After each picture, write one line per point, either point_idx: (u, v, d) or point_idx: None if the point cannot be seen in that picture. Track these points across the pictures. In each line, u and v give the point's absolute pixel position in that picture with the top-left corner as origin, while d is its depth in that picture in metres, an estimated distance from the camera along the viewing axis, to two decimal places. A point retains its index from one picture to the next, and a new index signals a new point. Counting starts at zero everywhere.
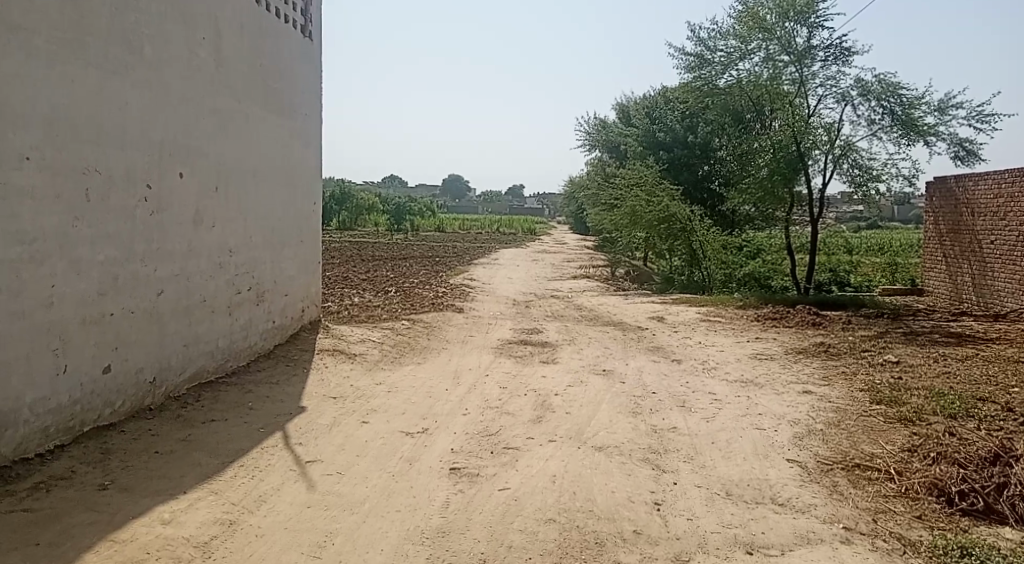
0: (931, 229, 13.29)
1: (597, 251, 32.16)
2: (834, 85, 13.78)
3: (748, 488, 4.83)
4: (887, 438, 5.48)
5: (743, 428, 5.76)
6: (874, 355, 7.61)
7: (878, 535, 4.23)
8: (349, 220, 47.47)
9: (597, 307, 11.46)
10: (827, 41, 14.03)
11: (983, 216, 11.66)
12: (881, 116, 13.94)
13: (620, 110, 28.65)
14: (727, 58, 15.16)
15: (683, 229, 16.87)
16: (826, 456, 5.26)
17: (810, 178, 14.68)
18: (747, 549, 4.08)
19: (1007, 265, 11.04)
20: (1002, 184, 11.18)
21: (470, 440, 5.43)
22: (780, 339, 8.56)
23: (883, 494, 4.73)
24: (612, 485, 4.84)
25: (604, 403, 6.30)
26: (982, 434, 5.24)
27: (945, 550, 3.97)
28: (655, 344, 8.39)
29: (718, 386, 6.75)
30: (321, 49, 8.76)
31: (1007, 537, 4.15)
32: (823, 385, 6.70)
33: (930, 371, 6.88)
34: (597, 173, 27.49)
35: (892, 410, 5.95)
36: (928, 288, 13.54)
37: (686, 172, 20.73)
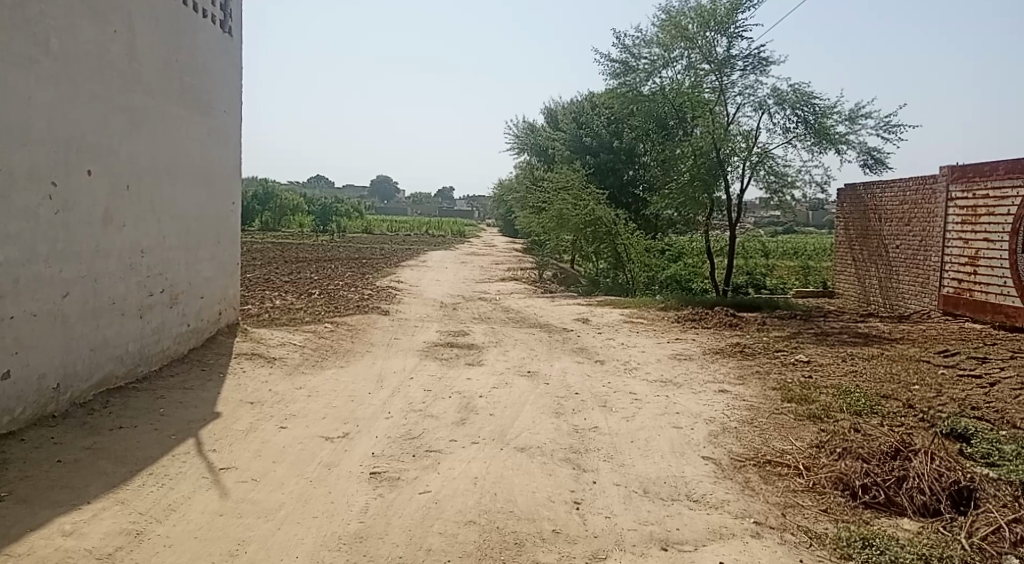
0: (842, 234, 13.90)
1: (526, 253, 32.31)
2: (752, 94, 14.27)
3: (664, 485, 4.96)
4: (796, 435, 5.69)
5: (661, 426, 5.89)
6: (787, 354, 7.91)
7: (786, 529, 4.41)
8: (273, 220, 46.33)
9: (523, 309, 11.55)
10: (745, 51, 14.51)
11: (889, 222, 12.22)
12: (795, 125, 14.48)
13: (548, 114, 28.98)
14: (651, 66, 15.41)
15: (608, 233, 17.06)
16: (739, 453, 5.43)
17: (729, 185, 15.13)
18: (662, 545, 4.20)
19: (911, 269, 11.59)
20: (906, 192, 11.70)
21: (391, 444, 5.39)
22: (699, 340, 8.79)
23: (792, 489, 4.92)
24: (532, 485, 4.88)
25: (527, 404, 6.34)
26: (884, 430, 5.50)
27: (848, 541, 4.19)
28: (580, 346, 8.50)
29: (639, 386, 6.88)
30: (240, 45, 8.54)
31: (905, 528, 4.41)
32: (738, 384, 6.91)
33: (839, 370, 7.19)
34: (525, 176, 27.61)
35: (802, 407, 6.18)
36: (838, 291, 14.15)
37: (612, 177, 21.11)
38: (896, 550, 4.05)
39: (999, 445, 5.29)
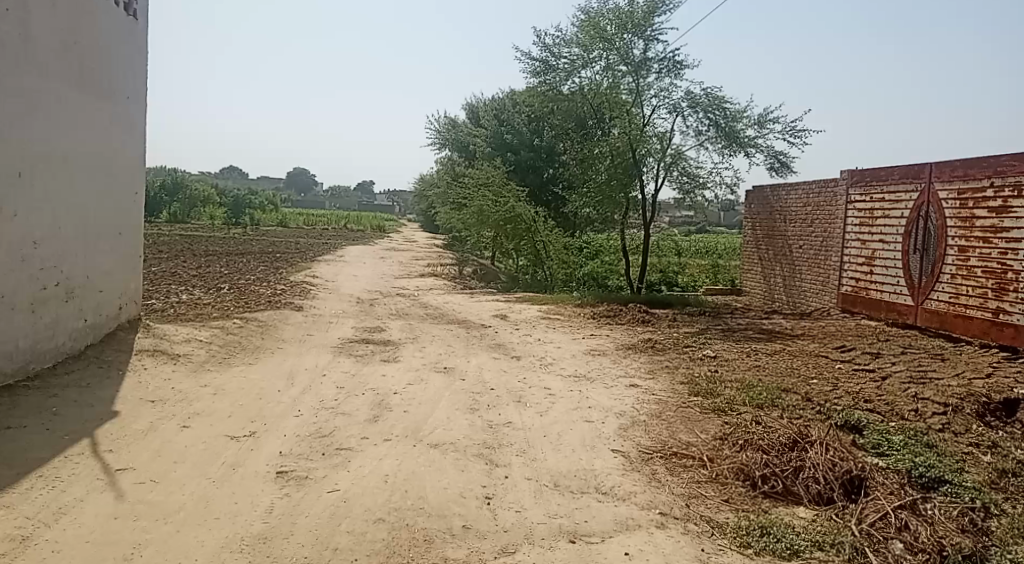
0: (750, 233, 14.44)
1: (448, 249, 32.19)
2: (666, 97, 14.69)
3: (574, 478, 5.06)
4: (702, 427, 5.90)
5: (573, 421, 5.99)
6: (695, 350, 8.17)
7: (690, 519, 4.62)
8: (183, 212, 44.43)
9: (441, 305, 11.53)
10: (660, 54, 14.89)
11: (794, 223, 12.76)
12: (707, 127, 14.96)
13: (469, 109, 28.95)
14: (571, 65, 15.87)
15: (527, 229, 17.48)
16: (647, 446, 5.58)
17: (644, 185, 15.49)
18: (570, 537, 4.29)
19: (813, 268, 12.16)
20: (810, 195, 12.24)
21: (300, 442, 5.29)
22: (613, 336, 8.99)
23: (696, 480, 5.11)
24: (444, 481, 4.88)
25: (442, 400, 6.34)
26: (783, 422, 5.76)
27: (747, 530, 4.46)
28: (497, 342, 8.55)
29: (553, 381, 6.98)
30: (144, 30, 8.18)
31: (800, 515, 4.71)
32: (648, 379, 7.11)
33: (743, 364, 7.48)
34: (447, 171, 27.48)
35: (707, 401, 6.41)
36: (746, 289, 14.68)
37: (532, 174, 21.32)
38: (792, 537, 4.39)
39: (888, 436, 5.62)
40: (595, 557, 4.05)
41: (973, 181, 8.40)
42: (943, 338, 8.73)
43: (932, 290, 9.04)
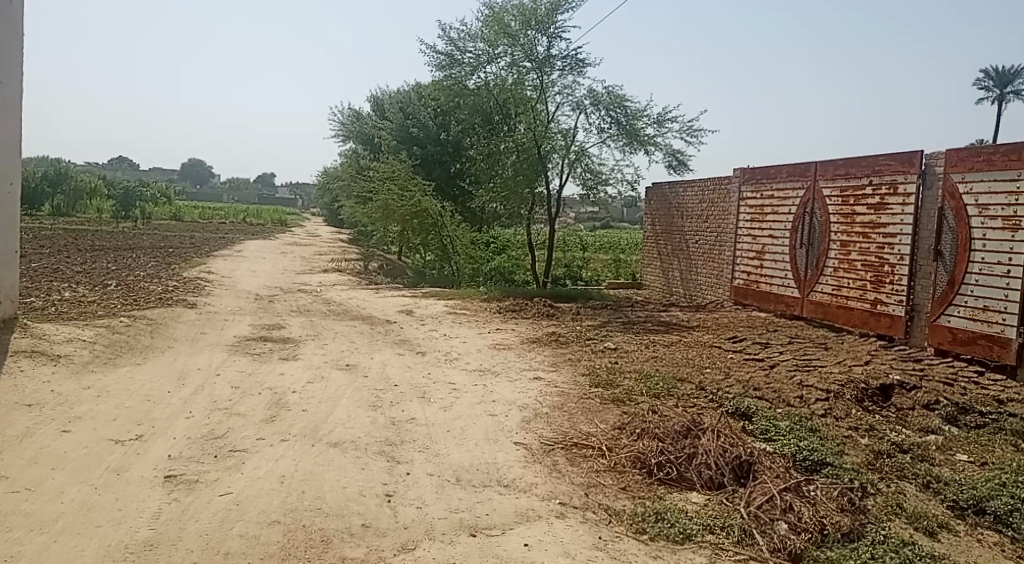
0: (650, 229, 14.89)
1: (354, 244, 31.53)
2: (571, 94, 14.92)
3: (476, 472, 5.10)
4: (602, 418, 6.05)
5: (477, 415, 6.03)
6: (597, 342, 8.38)
7: (589, 508, 4.78)
8: (67, 204, 41.58)
9: (345, 301, 11.33)
10: (563, 52, 15.14)
11: (691, 218, 13.25)
12: (609, 125, 15.35)
13: (374, 101, 28.48)
14: (476, 60, 15.67)
15: (434, 224, 17.26)
16: (549, 437, 5.68)
17: (549, 180, 15.86)
18: (470, 531, 4.32)
19: (708, 262, 12.66)
20: (705, 192, 12.77)
21: (192, 445, 5.08)
22: (517, 330, 9.09)
23: (595, 469, 5.26)
24: (343, 480, 4.80)
25: (343, 397, 6.24)
26: (677, 411, 5.98)
27: (643, 516, 4.70)
28: (401, 337, 8.49)
29: (457, 375, 7.00)
30: (19, 9, 7.62)
31: (693, 500, 4.98)
32: (551, 371, 7.23)
33: (642, 356, 7.73)
34: (352, 165, 26.89)
35: (607, 392, 6.58)
36: (647, 284, 15.10)
37: (438, 168, 21.32)
38: (685, 521, 4.68)
39: (775, 422, 5.94)
40: (495, 549, 4.10)
41: (853, 180, 8.96)
42: (826, 328, 9.31)
43: (817, 282, 9.59)
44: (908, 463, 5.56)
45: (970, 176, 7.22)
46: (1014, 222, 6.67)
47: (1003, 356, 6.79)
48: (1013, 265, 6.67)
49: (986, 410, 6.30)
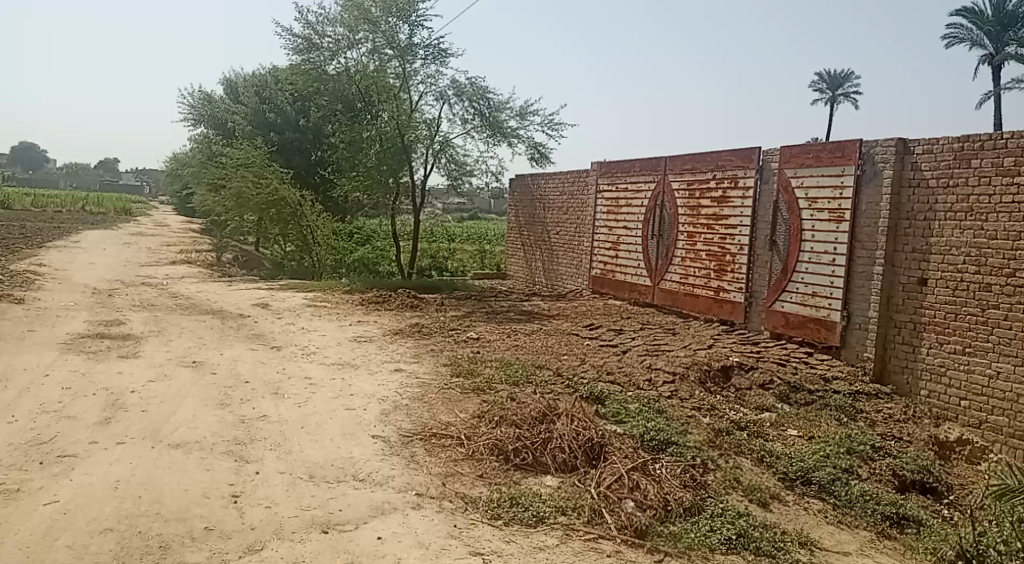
0: (514, 220, 15.13)
1: (206, 235, 29.77)
2: (434, 84, 14.92)
3: (331, 468, 5.01)
4: (461, 407, 6.11)
5: (333, 409, 5.92)
6: (459, 332, 8.45)
7: (445, 497, 4.81)
8: None
9: (195, 295, 10.75)
10: (425, 40, 15.07)
11: (552, 210, 13.57)
12: (472, 116, 15.46)
13: (227, 84, 27.08)
14: (336, 45, 15.90)
15: (292, 214, 16.80)
16: (407, 429, 5.68)
17: (413, 171, 15.72)
18: (322, 528, 4.24)
19: (568, 252, 13.05)
20: (566, 184, 13.12)
21: (12, 452, 4.66)
22: (380, 322, 9.01)
23: (453, 458, 5.32)
24: (185, 483, 4.57)
25: (189, 396, 5.94)
26: (534, 397, 6.13)
27: (498, 502, 4.79)
28: (255, 332, 8.18)
29: (314, 370, 6.84)
30: None
31: (547, 484, 5.14)
32: (412, 363, 7.22)
33: (503, 345, 7.87)
34: (203, 149, 25.32)
35: (467, 381, 6.64)
36: (511, 274, 15.31)
37: (298, 156, 20.73)
38: (538, 505, 4.82)
39: (626, 405, 6.22)
40: (346, 545, 4.06)
41: (700, 174, 9.51)
42: (676, 315, 9.83)
43: (667, 271, 10.10)
44: (744, 440, 6.00)
45: (802, 171, 7.82)
46: (839, 213, 7.30)
47: (828, 336, 7.42)
48: (837, 253, 7.30)
49: (813, 387, 6.91)
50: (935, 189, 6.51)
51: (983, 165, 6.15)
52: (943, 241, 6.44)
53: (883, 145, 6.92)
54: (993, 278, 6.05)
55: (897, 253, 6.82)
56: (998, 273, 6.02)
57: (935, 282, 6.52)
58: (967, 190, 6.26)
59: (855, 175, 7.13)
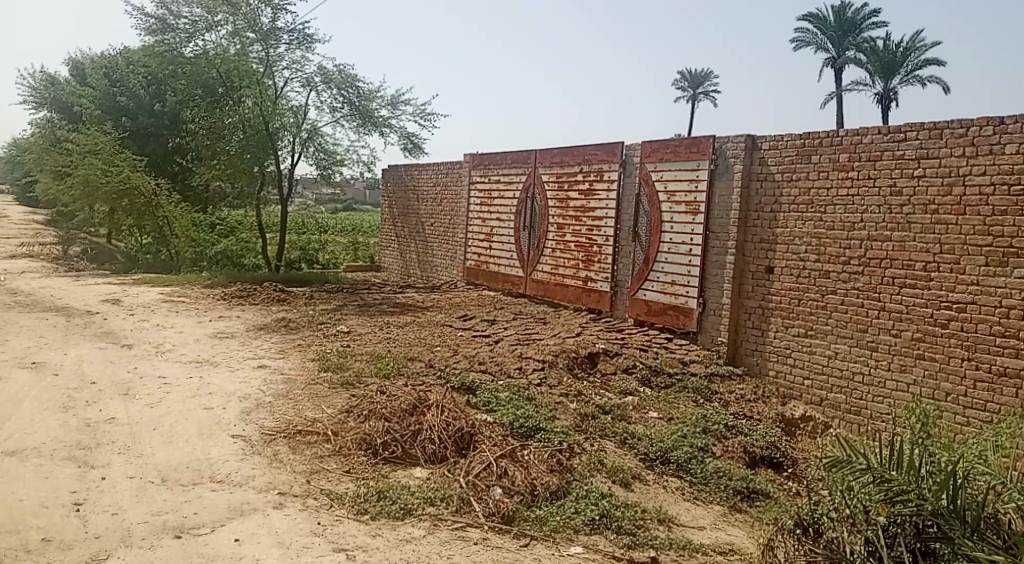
0: (388, 212, 14.93)
1: (50, 227, 27.46)
2: (299, 70, 14.52)
3: (186, 470, 4.79)
4: (329, 402, 6.01)
5: (190, 410, 5.67)
6: (329, 326, 8.30)
7: (309, 494, 4.71)
8: None
9: (35, 292, 9.91)
10: (289, 25, 14.67)
11: (426, 201, 13.51)
12: (342, 105, 15.20)
13: (74, 65, 25.24)
14: (192, 27, 14.95)
15: (147, 204, 16.13)
16: (271, 427, 5.53)
17: (280, 159, 15.30)
18: (175, 533, 4.04)
19: (443, 244, 13.05)
20: (439, 175, 13.11)
21: None
22: (244, 317, 8.67)
23: (319, 455, 5.23)
24: (19, 493, 4.22)
25: (25, 401, 5.49)
26: (404, 389, 6.12)
27: (366, 496, 4.73)
28: (105, 330, 7.66)
29: (170, 369, 6.50)
30: None
31: (416, 475, 5.15)
32: (278, 358, 7.02)
33: (374, 338, 7.80)
34: (46, 134, 23.27)
35: (336, 375, 6.53)
36: (387, 267, 15.08)
37: (153, 143, 19.63)
38: (406, 497, 4.80)
39: (496, 393, 6.33)
40: (200, 548, 3.89)
41: (567, 167, 9.74)
42: (547, 305, 10.05)
43: (538, 262, 10.34)
44: (609, 423, 6.25)
45: (661, 165, 8.18)
46: (694, 205, 7.70)
47: (685, 322, 7.84)
48: (693, 243, 7.70)
49: (673, 371, 7.30)
50: (780, 183, 6.98)
51: (821, 160, 6.65)
52: (788, 232, 6.92)
53: (734, 140, 7.33)
54: (831, 265, 6.58)
55: (748, 243, 7.27)
56: (835, 261, 6.55)
57: (781, 270, 7.02)
58: (808, 184, 6.75)
59: (709, 170, 7.54)
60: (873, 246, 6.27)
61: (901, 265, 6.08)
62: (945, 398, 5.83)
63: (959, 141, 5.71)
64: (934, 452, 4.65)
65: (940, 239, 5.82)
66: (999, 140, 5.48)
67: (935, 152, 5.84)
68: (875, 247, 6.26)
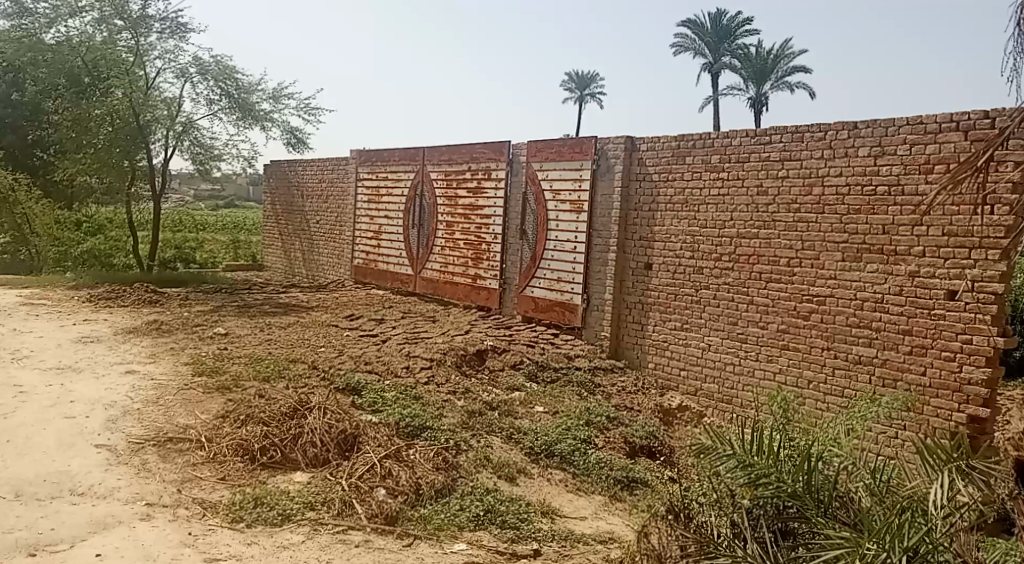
0: (270, 209, 14.47)
1: None
2: (172, 61, 13.89)
3: (43, 484, 4.48)
4: (204, 407, 5.79)
5: (48, 420, 5.31)
6: (206, 328, 8.01)
7: (181, 504, 4.51)
8: None
9: None
10: (160, 13, 14.01)
11: (311, 198, 13.20)
12: (219, 98, 14.70)
13: None
14: (52, 12, 14.06)
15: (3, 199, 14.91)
16: (139, 435, 5.27)
17: (152, 153, 14.68)
18: (28, 551, 3.75)
19: (328, 242, 12.79)
20: (324, 172, 12.84)
21: None
22: (112, 320, 8.20)
23: (192, 463, 5.03)
24: None
25: None
26: (285, 392, 5.98)
27: (241, 504, 4.56)
28: None
29: (25, 376, 6.06)
30: None
31: (297, 480, 5.03)
32: (149, 363, 6.70)
33: (254, 340, 7.60)
34: None
35: (211, 379, 6.31)
36: (271, 265, 14.60)
37: (13, 135, 19.23)
38: (285, 503, 4.67)
39: (381, 394, 6.30)
40: None
41: (455, 165, 9.76)
42: (437, 304, 10.07)
43: (427, 261, 10.33)
44: (494, 419, 6.36)
45: (546, 165, 8.35)
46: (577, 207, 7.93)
47: (571, 318, 8.07)
48: (577, 241, 7.94)
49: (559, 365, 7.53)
50: (658, 183, 7.27)
51: (695, 161, 6.95)
52: (665, 229, 7.21)
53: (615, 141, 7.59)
54: (705, 262, 6.89)
55: (628, 240, 7.55)
56: (708, 257, 6.87)
57: (659, 266, 7.30)
58: (683, 184, 7.05)
59: (591, 169, 7.78)
60: (741, 244, 6.62)
61: (767, 261, 6.44)
62: (807, 386, 6.24)
63: (818, 144, 6.08)
64: (794, 437, 4.88)
65: (802, 237, 6.20)
66: (854, 143, 5.88)
67: (798, 154, 6.21)
68: (744, 244, 6.60)
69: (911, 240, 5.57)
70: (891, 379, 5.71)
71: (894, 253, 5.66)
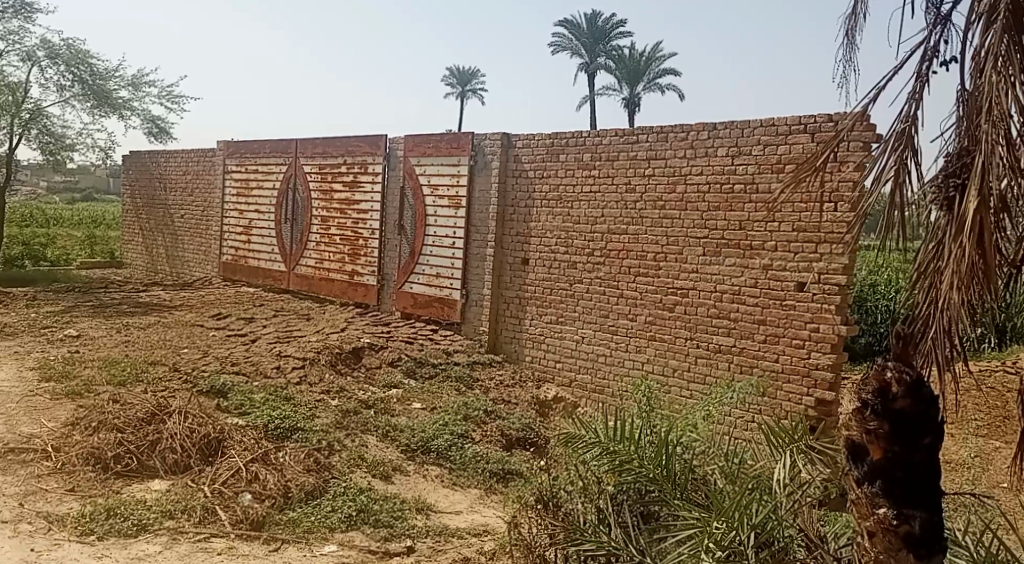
0: (130, 202, 13.66)
1: None
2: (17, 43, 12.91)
3: None
4: (50, 415, 5.42)
5: None
6: (55, 331, 7.54)
7: (21, 519, 4.17)
8: None
9: None
10: None
11: (174, 190, 12.56)
12: (71, 84, 13.83)
13: None
14: None
15: None
16: None
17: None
18: None
19: (194, 237, 12.21)
20: (189, 163, 12.26)
21: None
22: None
23: (35, 475, 4.69)
24: None
25: None
26: (143, 397, 5.69)
27: (90, 516, 4.26)
28: None
29: None
30: None
31: (155, 488, 4.78)
32: None
33: (111, 342, 7.22)
34: None
35: (60, 385, 5.91)
36: (133, 265, 13.79)
37: None
38: (140, 512, 4.40)
39: (250, 396, 6.14)
40: None
41: (330, 158, 9.55)
42: (312, 302, 9.82)
43: (302, 256, 10.06)
44: (370, 417, 6.35)
45: (423, 159, 8.36)
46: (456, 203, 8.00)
47: (448, 314, 8.13)
48: (455, 237, 7.98)
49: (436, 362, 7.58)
50: (534, 179, 7.41)
51: (568, 159, 7.15)
52: (541, 225, 7.36)
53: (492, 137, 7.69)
54: (578, 257, 7.08)
55: (505, 234, 7.66)
56: (581, 252, 7.07)
57: (535, 261, 7.45)
58: (557, 180, 7.23)
59: (468, 165, 7.85)
60: (611, 238, 6.87)
61: (635, 256, 6.70)
62: (673, 373, 6.53)
63: (680, 144, 6.38)
64: (656, 424, 5.10)
65: (666, 232, 6.48)
66: (713, 143, 6.20)
67: (662, 153, 6.49)
68: (614, 240, 6.83)
69: (765, 236, 5.93)
70: (749, 365, 6.07)
71: (750, 249, 6.01)
